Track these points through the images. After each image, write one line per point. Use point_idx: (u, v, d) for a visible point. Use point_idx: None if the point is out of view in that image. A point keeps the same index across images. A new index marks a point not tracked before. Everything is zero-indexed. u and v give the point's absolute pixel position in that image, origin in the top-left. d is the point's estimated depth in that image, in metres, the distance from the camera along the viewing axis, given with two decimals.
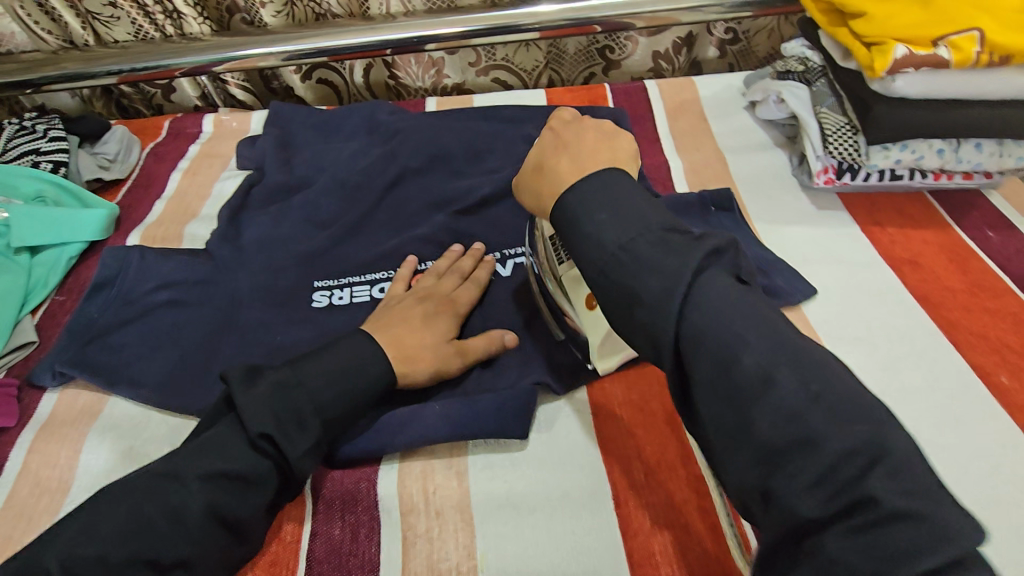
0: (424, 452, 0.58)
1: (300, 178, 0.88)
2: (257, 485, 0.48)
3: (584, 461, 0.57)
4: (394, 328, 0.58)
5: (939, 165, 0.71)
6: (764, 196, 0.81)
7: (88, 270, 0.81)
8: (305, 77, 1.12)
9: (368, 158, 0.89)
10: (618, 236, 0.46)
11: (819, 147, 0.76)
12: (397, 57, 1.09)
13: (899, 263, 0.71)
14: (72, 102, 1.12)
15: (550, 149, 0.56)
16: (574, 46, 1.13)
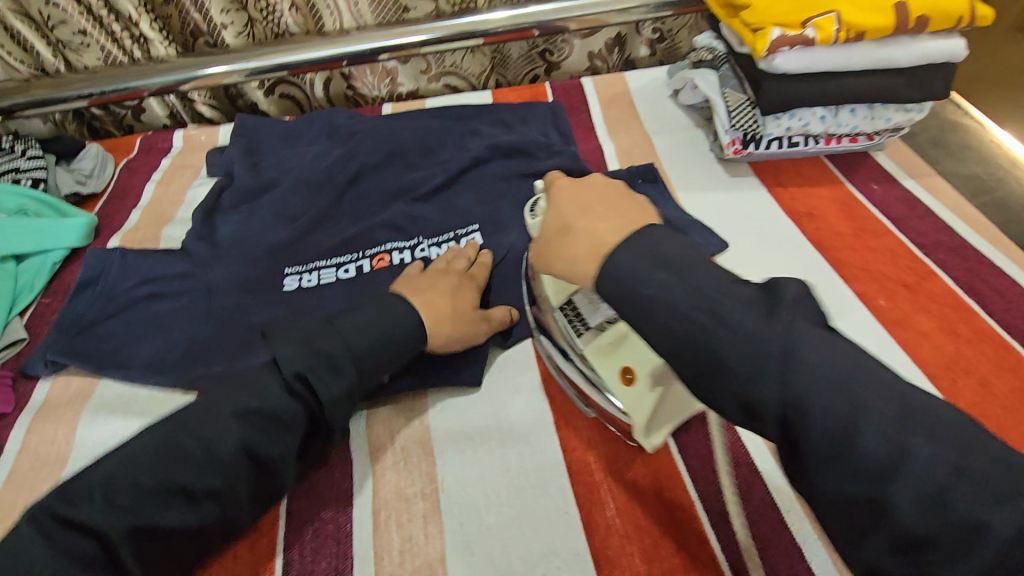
0: (389, 400, 0.65)
1: (267, 180, 0.95)
2: (290, 427, 0.53)
3: (530, 397, 0.65)
4: (421, 292, 0.64)
5: (824, 130, 0.83)
6: (683, 169, 0.92)
7: (71, 274, 0.88)
8: (267, 92, 1.20)
9: (329, 158, 0.97)
10: (690, 301, 0.46)
11: (726, 122, 0.86)
12: (353, 69, 1.18)
13: (797, 216, 0.82)
14: (44, 127, 1.18)
15: (575, 211, 0.57)
16: (517, 50, 1.23)
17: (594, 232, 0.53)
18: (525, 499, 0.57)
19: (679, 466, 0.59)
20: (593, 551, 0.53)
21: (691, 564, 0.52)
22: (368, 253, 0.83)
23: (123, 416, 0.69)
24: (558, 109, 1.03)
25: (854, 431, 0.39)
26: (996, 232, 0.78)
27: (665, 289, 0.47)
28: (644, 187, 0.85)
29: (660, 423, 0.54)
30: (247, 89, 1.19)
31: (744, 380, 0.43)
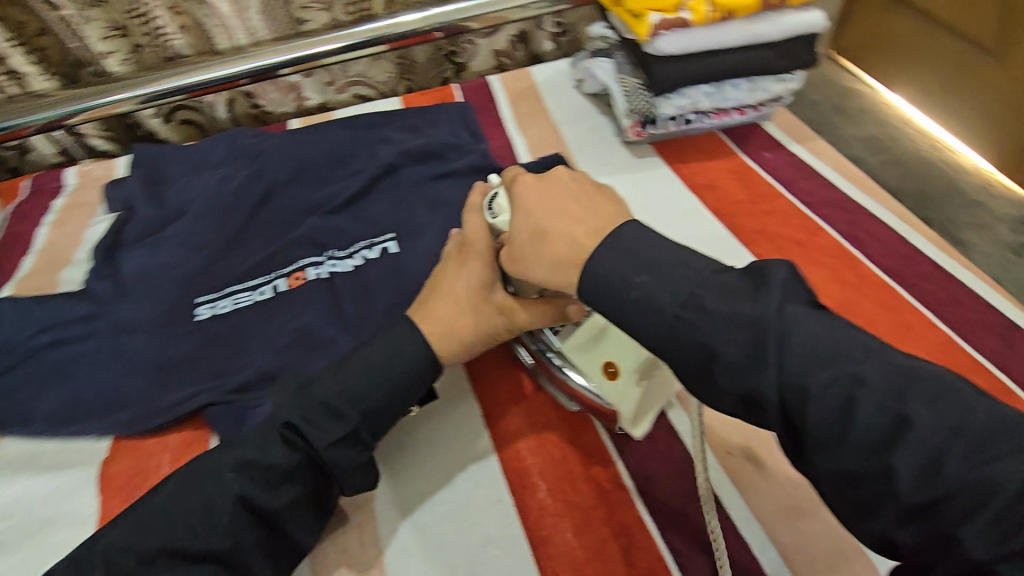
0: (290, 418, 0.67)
1: (167, 209, 0.90)
2: (291, 477, 0.56)
3: (460, 400, 0.71)
4: (435, 306, 0.64)
5: (712, 105, 0.89)
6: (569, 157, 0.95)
7: None
8: (164, 120, 1.15)
9: (234, 179, 0.91)
10: (673, 298, 0.49)
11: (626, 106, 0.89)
12: (251, 87, 1.14)
13: (698, 187, 0.87)
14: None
15: (552, 213, 0.57)
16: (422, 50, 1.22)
17: (569, 234, 0.55)
18: (464, 492, 0.64)
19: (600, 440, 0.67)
20: (527, 532, 0.61)
21: (612, 520, 0.62)
22: (285, 270, 0.81)
23: (49, 491, 0.67)
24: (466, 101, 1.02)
25: None
26: (868, 184, 0.86)
27: (650, 286, 0.50)
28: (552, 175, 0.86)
29: (642, 417, 0.63)
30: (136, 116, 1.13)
31: None
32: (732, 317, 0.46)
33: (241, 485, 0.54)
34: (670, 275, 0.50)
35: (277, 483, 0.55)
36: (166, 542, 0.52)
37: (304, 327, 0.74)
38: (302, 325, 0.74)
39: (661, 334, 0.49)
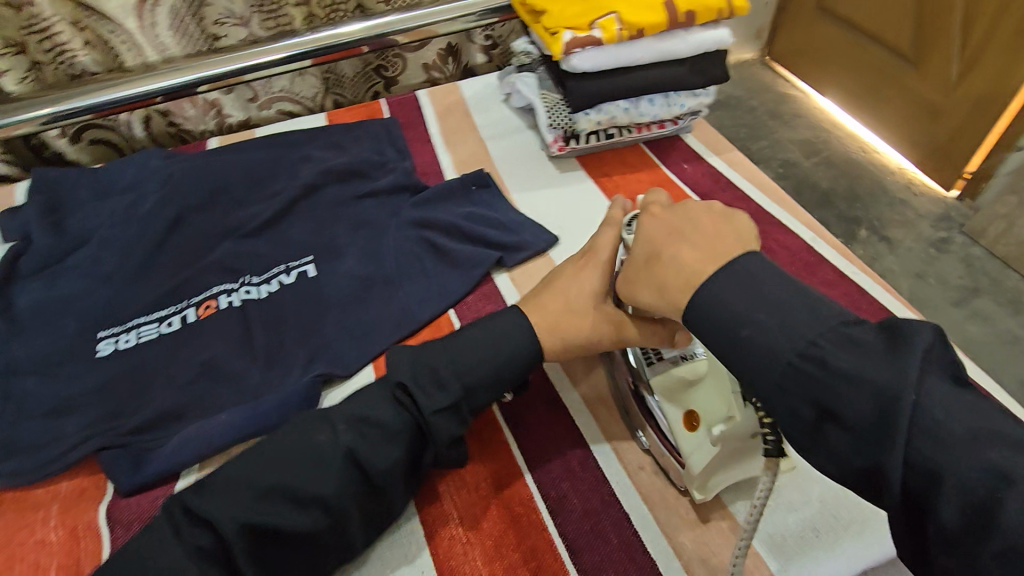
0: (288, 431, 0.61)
1: (216, 191, 0.87)
2: (396, 438, 0.51)
3: None
4: (545, 301, 0.60)
5: (635, 120, 0.83)
6: (604, 168, 0.89)
7: None
8: (265, 106, 1.13)
9: (294, 174, 0.90)
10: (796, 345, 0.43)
11: (552, 120, 0.84)
12: (336, 66, 1.13)
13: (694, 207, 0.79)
14: (5, 169, 1.04)
15: (657, 238, 0.53)
16: (477, 39, 1.21)
17: (679, 259, 0.50)
18: (485, 530, 0.55)
19: (639, 494, 0.57)
20: None
21: None
22: (296, 264, 0.76)
23: None
24: (540, 67, 0.92)
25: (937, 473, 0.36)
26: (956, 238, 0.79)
27: (768, 332, 0.44)
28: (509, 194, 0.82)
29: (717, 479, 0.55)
30: (236, 101, 1.10)
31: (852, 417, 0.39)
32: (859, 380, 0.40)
33: (354, 443, 0.50)
34: (793, 320, 0.43)
35: (387, 441, 0.51)
36: (247, 514, 0.46)
37: (337, 324, 0.69)
38: (341, 323, 0.69)
39: (851, 375, 0.40)
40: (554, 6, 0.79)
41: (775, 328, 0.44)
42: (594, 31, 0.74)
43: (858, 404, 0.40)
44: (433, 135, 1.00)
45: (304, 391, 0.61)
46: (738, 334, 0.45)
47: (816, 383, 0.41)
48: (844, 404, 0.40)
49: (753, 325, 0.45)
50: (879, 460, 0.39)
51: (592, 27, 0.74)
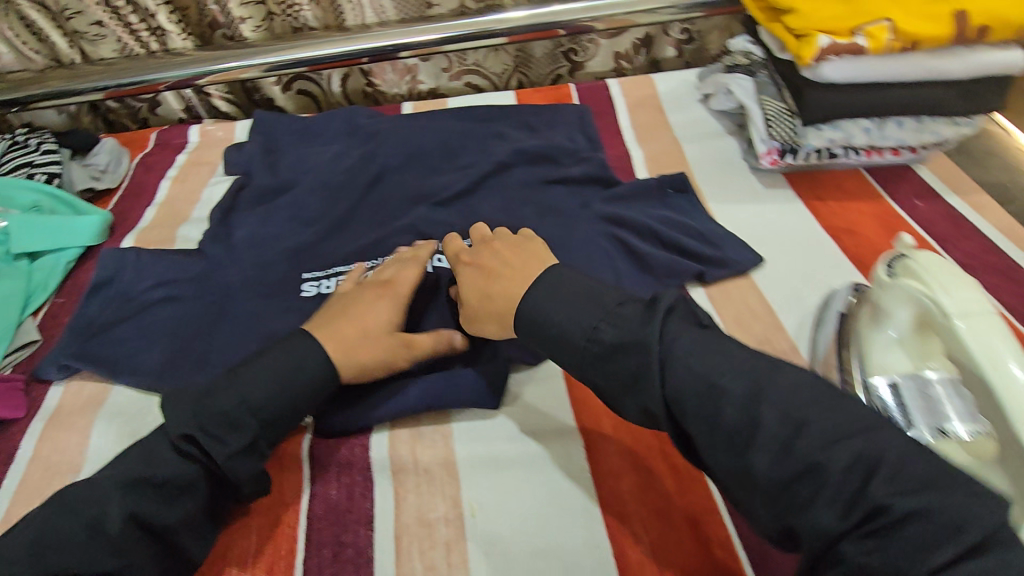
0: (472, 411, 0.60)
1: (408, 156, 0.89)
2: (183, 491, 0.48)
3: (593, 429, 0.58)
4: (337, 327, 0.57)
5: (868, 143, 0.74)
6: (815, 188, 0.80)
7: (86, 274, 0.81)
8: (455, 77, 1.15)
9: (483, 150, 0.90)
10: (587, 332, 0.50)
11: (763, 131, 0.78)
12: (528, 45, 1.12)
13: (836, 232, 0.74)
14: (227, 108, 1.15)
15: (479, 279, 0.60)
16: (673, 33, 1.13)
17: (506, 291, 0.57)
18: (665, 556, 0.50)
19: None
20: None
21: None
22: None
23: None
24: (762, 72, 0.84)
25: (722, 405, 0.44)
26: None
27: (570, 325, 0.51)
28: (675, 199, 0.79)
29: None
30: (431, 69, 1.13)
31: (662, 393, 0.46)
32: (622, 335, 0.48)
33: (134, 505, 0.46)
34: (577, 314, 0.51)
35: (171, 496, 0.48)
36: None
37: None
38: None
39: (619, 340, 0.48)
40: (802, 3, 0.70)
41: (581, 323, 0.51)
42: (857, 39, 0.66)
43: (620, 361, 0.48)
44: (625, 129, 0.95)
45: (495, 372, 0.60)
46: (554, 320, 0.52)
47: (593, 353, 0.50)
48: (618, 357, 0.48)
49: (568, 331, 0.51)
50: (692, 413, 0.45)
51: (854, 35, 0.66)
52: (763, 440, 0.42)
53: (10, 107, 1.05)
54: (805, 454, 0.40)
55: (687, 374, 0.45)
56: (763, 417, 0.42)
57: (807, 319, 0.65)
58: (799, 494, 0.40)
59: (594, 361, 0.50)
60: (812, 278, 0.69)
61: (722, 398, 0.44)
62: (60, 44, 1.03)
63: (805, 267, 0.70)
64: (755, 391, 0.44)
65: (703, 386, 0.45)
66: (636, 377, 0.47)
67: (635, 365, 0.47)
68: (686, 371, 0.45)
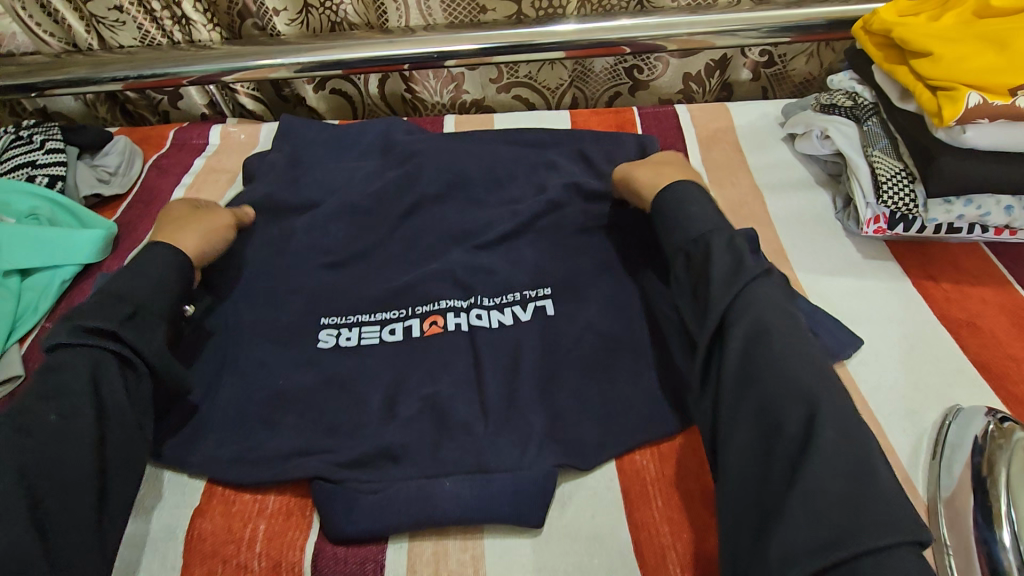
0: (508, 526, 0.51)
1: (447, 181, 0.78)
2: (92, 377, 0.50)
3: (656, 565, 0.48)
4: (160, 233, 0.66)
5: (1006, 224, 0.62)
6: (926, 265, 0.68)
7: (82, 296, 0.72)
8: (503, 89, 1.04)
9: (533, 184, 0.79)
10: (713, 228, 0.55)
11: (869, 194, 0.66)
12: (588, 60, 0.99)
13: (955, 325, 0.62)
14: (253, 106, 1.05)
15: (671, 161, 0.70)
16: (752, 54, 1.00)
17: (680, 175, 0.66)
18: None
19: None
20: None
21: None
22: (532, 295, 0.65)
23: (186, 537, 0.51)
24: (871, 118, 0.71)
25: (766, 335, 0.47)
26: None
27: (698, 218, 0.57)
28: None
29: None
30: (478, 79, 1.02)
31: (737, 295, 0.50)
32: (730, 265, 0.52)
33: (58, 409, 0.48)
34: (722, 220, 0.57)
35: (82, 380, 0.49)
36: None
37: (576, 391, 0.57)
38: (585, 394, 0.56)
39: (721, 274, 0.51)
40: (947, 47, 0.58)
41: (704, 232, 0.55)
42: (1018, 100, 0.54)
43: (716, 262, 0.52)
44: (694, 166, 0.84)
45: (539, 484, 0.51)
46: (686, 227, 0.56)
47: (695, 267, 0.54)
48: (704, 278, 0.52)
49: (698, 222, 0.56)
50: (744, 334, 0.48)
51: (1014, 95, 0.54)
52: (769, 379, 0.45)
53: (24, 93, 0.97)
54: (790, 400, 0.44)
55: (760, 299, 0.49)
56: (790, 363, 0.46)
57: (927, 446, 0.53)
58: (773, 426, 0.44)
59: (697, 250, 0.54)
60: (932, 389, 0.57)
61: (763, 337, 0.47)
62: (77, 28, 0.95)
63: (922, 373, 0.58)
64: (797, 351, 0.47)
65: (763, 318, 0.48)
66: (715, 277, 0.51)
67: (723, 268, 0.52)
68: (762, 299, 0.49)
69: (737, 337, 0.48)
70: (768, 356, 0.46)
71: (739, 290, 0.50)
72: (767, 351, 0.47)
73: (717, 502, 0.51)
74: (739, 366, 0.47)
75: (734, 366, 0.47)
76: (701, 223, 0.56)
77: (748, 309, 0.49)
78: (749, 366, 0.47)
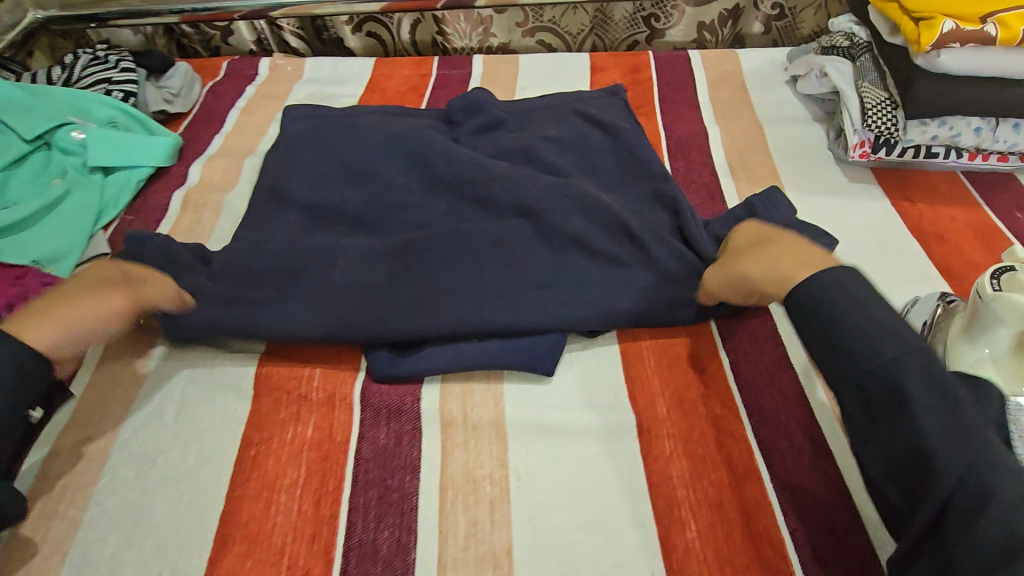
0: (522, 374, 0.61)
1: (476, 107, 0.86)
2: None
3: (643, 404, 0.58)
4: (37, 304, 0.54)
5: (975, 145, 0.71)
6: (905, 188, 0.75)
7: (154, 194, 0.82)
8: (528, 34, 1.11)
9: (553, 115, 0.87)
10: (895, 351, 0.41)
11: (857, 120, 0.73)
12: (609, 6, 1.06)
13: (923, 236, 0.70)
14: (296, 44, 1.14)
15: (761, 244, 0.54)
16: (764, 6, 1.06)
17: (800, 257, 0.50)
18: (693, 531, 0.49)
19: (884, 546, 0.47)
20: None
21: None
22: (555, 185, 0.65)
23: (254, 371, 0.62)
24: (864, 55, 0.78)
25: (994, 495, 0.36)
26: None
27: (876, 331, 0.42)
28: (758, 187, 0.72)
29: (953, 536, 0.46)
30: (505, 23, 1.09)
31: (943, 444, 0.38)
32: (946, 409, 0.39)
33: None
34: (893, 324, 0.42)
35: None
36: None
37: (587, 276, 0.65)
38: (594, 278, 0.63)
39: (944, 427, 0.39)
40: None
41: (894, 358, 0.41)
42: (987, 27, 0.61)
43: (916, 406, 0.40)
44: (703, 103, 0.91)
45: (550, 343, 0.61)
46: (859, 354, 0.42)
47: (881, 413, 0.41)
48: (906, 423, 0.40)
49: (867, 347, 0.42)
50: (966, 492, 0.37)
51: (984, 22, 0.61)
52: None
53: (89, 23, 1.07)
54: None
55: (977, 449, 0.38)
56: None
57: None
58: None
59: (871, 374, 0.41)
60: (895, 284, 0.65)
61: (1009, 508, 0.36)
62: None
63: (889, 272, 0.66)
64: None
65: (984, 471, 0.37)
66: (907, 424, 0.40)
67: (923, 407, 0.39)
68: (979, 442, 0.38)
69: (961, 506, 0.37)
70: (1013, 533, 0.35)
71: (965, 446, 0.38)
72: (1006, 520, 0.35)
73: (701, 363, 0.61)
74: (981, 553, 0.36)
75: (975, 555, 0.36)
76: (877, 343, 0.42)
77: (959, 457, 0.38)
78: (997, 553, 0.35)
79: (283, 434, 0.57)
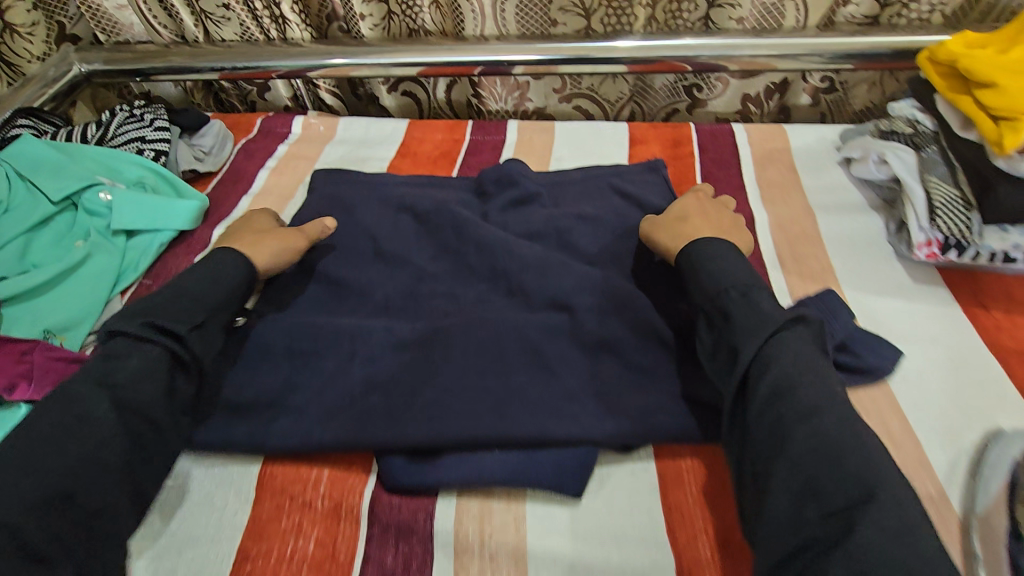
0: (546, 495, 0.55)
1: (508, 180, 0.83)
2: None
3: (682, 542, 0.51)
4: (239, 237, 0.70)
5: None
6: (979, 293, 0.68)
7: (176, 258, 0.80)
8: (565, 99, 1.09)
9: (590, 191, 0.84)
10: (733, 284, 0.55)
11: (923, 217, 0.67)
12: (649, 76, 1.03)
13: (1004, 352, 0.63)
14: (332, 102, 1.14)
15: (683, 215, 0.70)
16: (813, 80, 1.01)
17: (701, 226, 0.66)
18: None
19: None
20: None
21: None
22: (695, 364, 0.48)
23: (258, 472, 0.57)
24: (932, 145, 0.72)
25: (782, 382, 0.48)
26: None
27: (724, 274, 0.57)
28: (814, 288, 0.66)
29: None
30: (543, 88, 1.07)
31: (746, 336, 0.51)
32: (755, 319, 0.52)
33: None
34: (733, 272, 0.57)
35: None
36: None
37: (622, 381, 0.59)
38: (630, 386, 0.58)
39: (753, 325, 0.52)
40: (1011, 79, 0.61)
41: (726, 287, 0.56)
42: None
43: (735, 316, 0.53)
44: (748, 183, 0.86)
45: (581, 456, 0.55)
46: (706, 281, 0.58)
47: (714, 324, 0.55)
48: (728, 333, 0.53)
49: (709, 280, 0.57)
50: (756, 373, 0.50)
51: None
52: (796, 433, 0.46)
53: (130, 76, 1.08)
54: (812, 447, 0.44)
55: (773, 346, 0.50)
56: (804, 411, 0.46)
57: (965, 466, 0.54)
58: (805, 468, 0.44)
59: (710, 295, 0.56)
60: (974, 412, 0.58)
61: (789, 392, 0.48)
62: (187, 21, 1.05)
63: (965, 396, 0.59)
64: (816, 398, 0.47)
65: (778, 365, 0.49)
66: (729, 329, 0.53)
67: (736, 314, 0.53)
68: (779, 341, 0.50)
69: (759, 388, 0.49)
70: (790, 410, 0.47)
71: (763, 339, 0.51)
72: (785, 394, 0.48)
73: None
74: (764, 418, 0.48)
75: (764, 421, 0.48)
76: (717, 279, 0.57)
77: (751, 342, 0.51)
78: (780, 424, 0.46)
79: (282, 549, 0.52)
